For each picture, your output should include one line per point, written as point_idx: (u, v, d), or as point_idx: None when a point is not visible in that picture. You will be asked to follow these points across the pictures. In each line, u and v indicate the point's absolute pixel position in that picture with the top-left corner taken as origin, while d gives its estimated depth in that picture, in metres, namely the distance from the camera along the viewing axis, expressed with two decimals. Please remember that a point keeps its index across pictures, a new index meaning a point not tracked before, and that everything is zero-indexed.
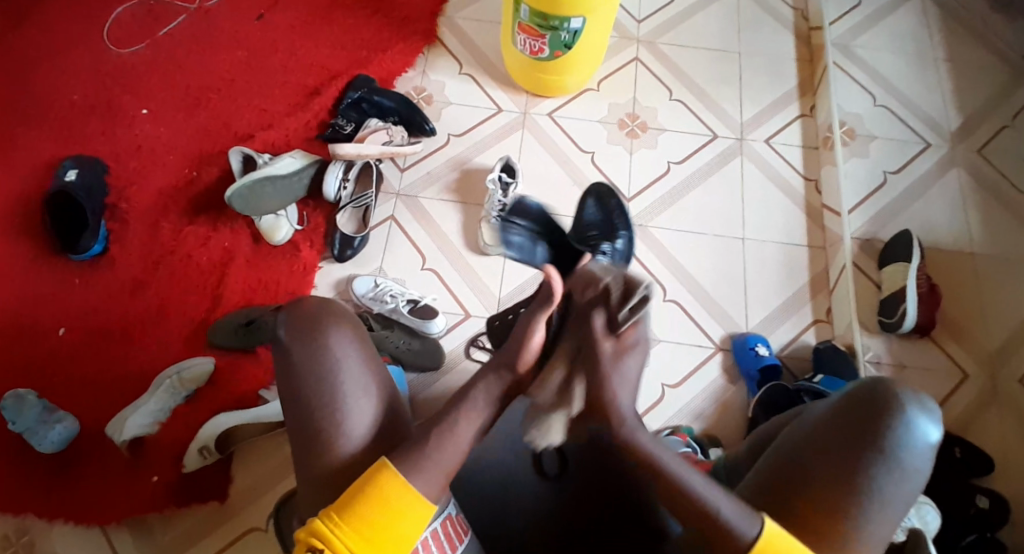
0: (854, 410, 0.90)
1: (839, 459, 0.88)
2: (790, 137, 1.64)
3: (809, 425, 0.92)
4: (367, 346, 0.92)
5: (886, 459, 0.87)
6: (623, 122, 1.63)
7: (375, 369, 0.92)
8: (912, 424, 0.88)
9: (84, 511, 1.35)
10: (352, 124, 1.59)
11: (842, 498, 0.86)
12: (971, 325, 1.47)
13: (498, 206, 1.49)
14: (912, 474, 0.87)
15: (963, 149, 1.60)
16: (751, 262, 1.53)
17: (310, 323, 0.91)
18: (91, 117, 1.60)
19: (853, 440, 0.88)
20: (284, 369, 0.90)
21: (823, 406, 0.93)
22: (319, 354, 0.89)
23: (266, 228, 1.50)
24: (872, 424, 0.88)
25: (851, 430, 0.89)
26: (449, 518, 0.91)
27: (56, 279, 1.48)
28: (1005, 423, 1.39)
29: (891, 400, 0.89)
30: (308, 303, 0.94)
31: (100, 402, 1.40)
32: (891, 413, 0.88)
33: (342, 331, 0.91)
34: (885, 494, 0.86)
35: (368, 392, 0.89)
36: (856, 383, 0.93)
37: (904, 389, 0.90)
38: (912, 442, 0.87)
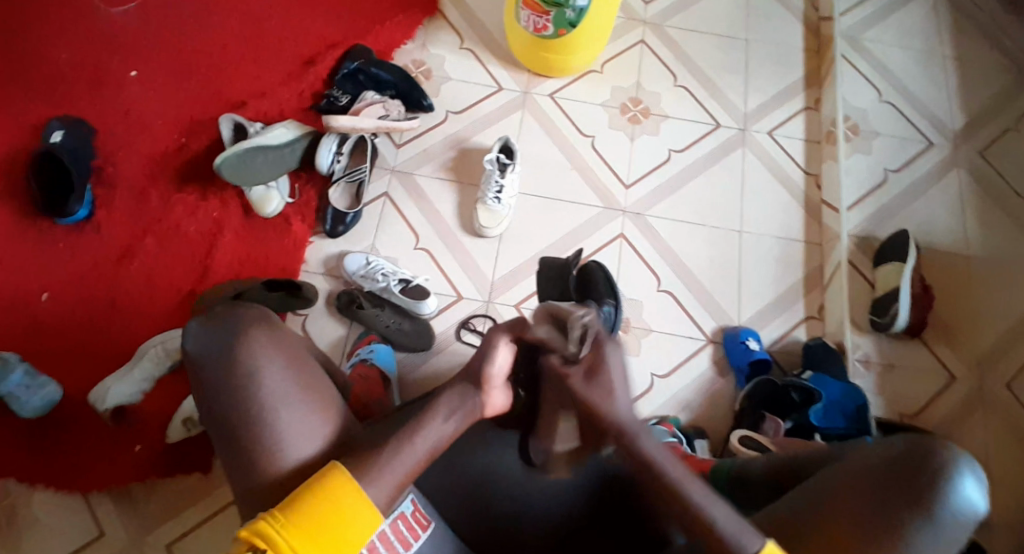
0: (901, 467, 0.87)
1: (878, 514, 0.86)
2: (793, 129, 1.61)
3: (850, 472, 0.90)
4: (289, 352, 0.94)
5: (927, 521, 0.84)
6: (625, 106, 1.60)
7: (297, 375, 0.93)
8: (960, 489, 0.85)
9: (66, 479, 1.34)
10: (348, 95, 1.55)
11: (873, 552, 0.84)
12: (961, 328, 1.47)
13: (495, 188, 1.47)
14: (951, 540, 0.85)
15: (965, 150, 1.59)
16: (747, 256, 1.52)
17: (226, 333, 0.93)
18: (79, 76, 1.55)
19: (892, 496, 0.86)
20: (203, 383, 0.92)
21: (867, 455, 0.91)
22: (233, 366, 0.91)
23: (257, 201, 1.47)
24: (918, 484, 0.85)
25: (895, 485, 0.86)
26: (400, 517, 0.94)
27: (40, 244, 1.45)
28: (990, 426, 1.40)
29: (941, 463, 0.86)
30: (233, 310, 0.95)
31: (83, 370, 1.38)
32: (940, 476, 0.85)
33: (259, 339, 0.93)
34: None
35: (291, 401, 0.91)
36: (908, 438, 0.90)
37: (959, 453, 0.87)
38: (957, 508, 0.85)
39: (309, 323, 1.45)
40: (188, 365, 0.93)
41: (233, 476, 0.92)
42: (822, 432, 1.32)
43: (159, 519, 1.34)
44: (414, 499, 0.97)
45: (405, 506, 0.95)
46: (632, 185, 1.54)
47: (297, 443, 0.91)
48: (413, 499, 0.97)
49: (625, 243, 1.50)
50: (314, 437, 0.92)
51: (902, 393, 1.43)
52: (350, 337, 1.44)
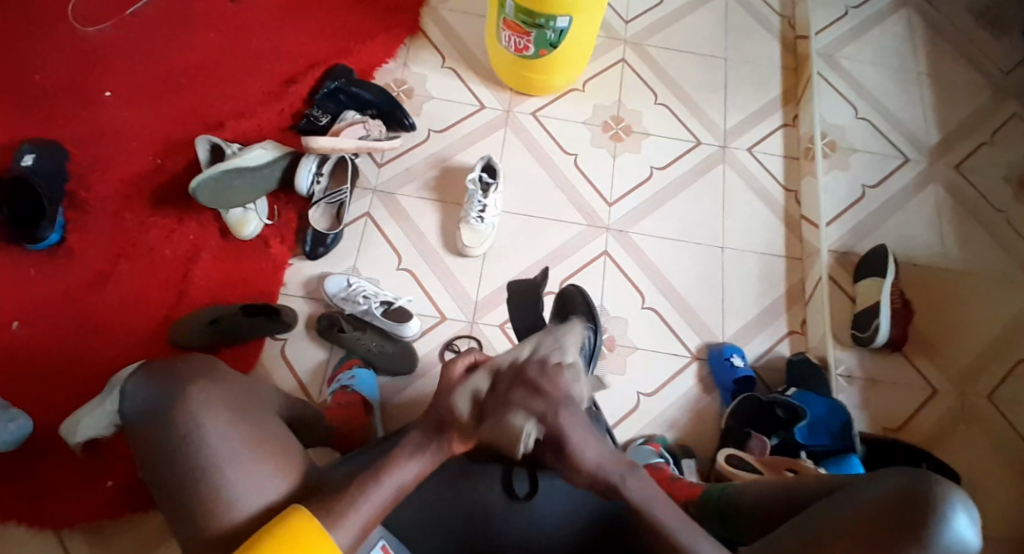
0: (904, 503, 0.91)
1: (878, 548, 0.90)
2: (772, 146, 1.63)
3: (856, 507, 0.94)
4: (235, 405, 0.97)
5: None
6: (607, 124, 1.60)
7: (243, 427, 0.95)
8: (958, 527, 0.90)
9: (36, 515, 1.29)
10: (328, 115, 1.53)
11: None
12: (942, 341, 1.49)
13: (477, 208, 1.46)
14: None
15: (941, 165, 1.62)
16: (730, 272, 1.53)
17: (171, 389, 0.95)
18: (49, 97, 1.52)
19: (892, 530, 0.90)
20: (153, 443, 0.93)
21: (863, 492, 0.95)
22: (180, 421, 0.93)
23: (234, 222, 1.45)
24: (922, 523, 0.90)
25: (897, 519, 0.91)
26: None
27: (10, 271, 1.41)
28: (972, 438, 1.42)
29: (937, 498, 0.91)
30: (184, 364, 0.99)
31: (55, 400, 1.34)
32: (936, 509, 0.90)
33: (205, 391, 0.95)
34: None
35: (241, 454, 0.92)
36: (905, 474, 0.95)
37: (956, 491, 0.92)
38: (956, 542, 0.89)
39: (289, 348, 1.42)
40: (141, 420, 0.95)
41: (218, 510, 0.90)
42: (808, 450, 1.32)
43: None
44: (384, 545, 0.96)
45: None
46: (615, 202, 1.54)
47: (261, 479, 0.92)
48: (384, 545, 0.96)
49: (609, 260, 1.50)
50: (283, 482, 0.93)
51: (885, 406, 1.45)
52: (332, 361, 1.42)
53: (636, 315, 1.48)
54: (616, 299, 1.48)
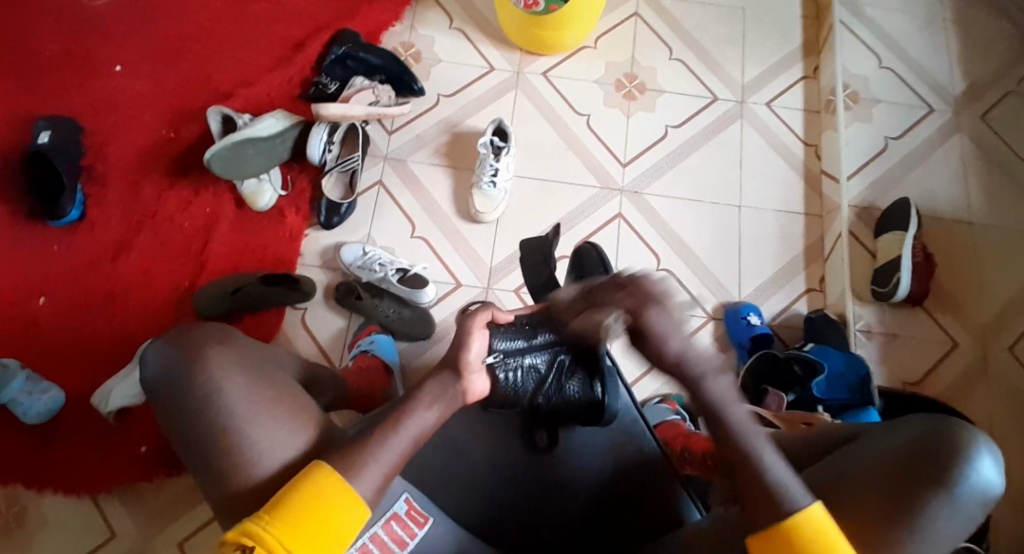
0: (921, 448, 0.88)
1: (896, 493, 0.86)
2: (792, 100, 1.58)
3: (871, 456, 0.90)
4: (251, 366, 0.95)
5: (946, 500, 0.85)
6: (620, 83, 1.57)
7: (263, 387, 0.94)
8: (977, 470, 0.86)
9: (74, 480, 1.35)
10: (337, 81, 1.51)
11: (891, 530, 0.85)
12: (964, 294, 1.47)
13: (490, 171, 1.45)
14: (969, 517, 0.86)
15: (967, 115, 1.57)
16: (747, 232, 1.51)
17: (184, 355, 0.94)
18: (61, 72, 1.52)
19: (912, 475, 0.87)
20: (173, 409, 0.93)
21: (884, 438, 0.91)
22: (197, 386, 0.92)
23: (249, 193, 1.45)
24: (938, 467, 0.86)
25: (917, 463, 0.87)
26: (394, 517, 0.98)
27: (34, 247, 1.44)
28: (993, 391, 1.41)
29: (959, 440, 0.87)
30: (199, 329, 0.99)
31: (86, 372, 1.38)
32: (957, 453, 0.87)
33: (220, 354, 0.94)
34: (936, 533, 0.85)
35: (260, 415, 0.91)
36: (924, 419, 0.91)
37: (976, 432, 0.88)
38: (974, 485, 0.86)
39: (309, 316, 1.44)
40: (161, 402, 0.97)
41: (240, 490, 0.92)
42: (825, 404, 1.32)
43: (170, 515, 1.35)
44: (408, 498, 1.01)
45: (397, 507, 0.99)
46: (629, 162, 1.52)
47: (276, 452, 0.90)
48: (407, 498, 1.00)
49: (623, 223, 1.49)
50: None
51: (905, 361, 1.44)
52: (351, 328, 1.44)
53: None
54: (632, 261, 1.47)
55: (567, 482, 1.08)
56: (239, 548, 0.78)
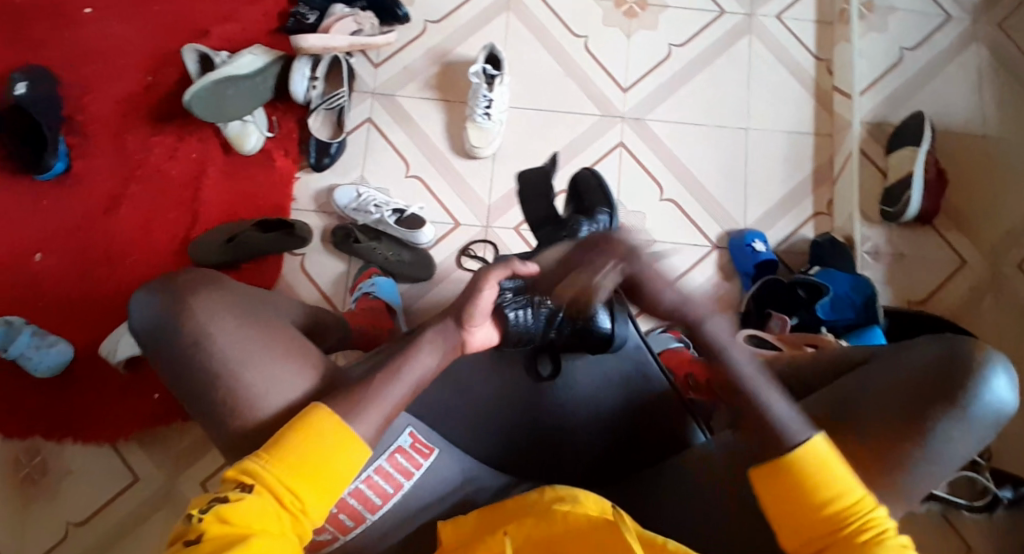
0: (934, 368, 0.85)
1: (911, 412, 0.84)
2: (803, 11, 1.49)
3: (883, 376, 0.88)
4: (247, 315, 0.91)
5: (959, 417, 0.83)
6: (620, 0, 1.47)
7: (261, 331, 0.91)
8: (991, 389, 0.83)
9: (93, 430, 1.40)
10: (316, 12, 1.42)
11: (901, 450, 0.83)
12: (975, 211, 1.44)
13: (483, 103, 1.38)
14: (983, 435, 0.84)
15: (984, 22, 1.48)
16: (754, 155, 1.45)
17: (177, 308, 0.91)
18: (26, 15, 1.44)
19: (926, 393, 0.84)
20: (168, 362, 0.91)
21: (897, 358, 0.89)
22: (191, 345, 0.89)
23: (233, 136, 1.39)
24: (950, 384, 0.84)
25: (932, 382, 0.85)
26: (398, 450, 0.97)
27: (22, 203, 1.41)
28: (1001, 312, 1.39)
29: (974, 357, 0.84)
30: (189, 283, 0.93)
31: (91, 328, 1.38)
32: (974, 370, 0.84)
33: (211, 300, 0.91)
34: (950, 449, 0.84)
35: (259, 359, 0.89)
36: (939, 338, 0.88)
37: (994, 350, 0.85)
38: (987, 403, 0.83)
39: (308, 261, 1.42)
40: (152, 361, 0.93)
41: None
42: (829, 325, 1.33)
43: (188, 459, 1.40)
44: (411, 431, 0.99)
45: (401, 440, 0.97)
46: (630, 87, 1.44)
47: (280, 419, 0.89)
48: (411, 432, 0.98)
49: (624, 151, 1.43)
50: None
51: (913, 282, 1.42)
52: (352, 272, 1.42)
53: (655, 207, 1.43)
54: (634, 193, 1.43)
55: (583, 407, 1.09)
56: (238, 486, 0.77)
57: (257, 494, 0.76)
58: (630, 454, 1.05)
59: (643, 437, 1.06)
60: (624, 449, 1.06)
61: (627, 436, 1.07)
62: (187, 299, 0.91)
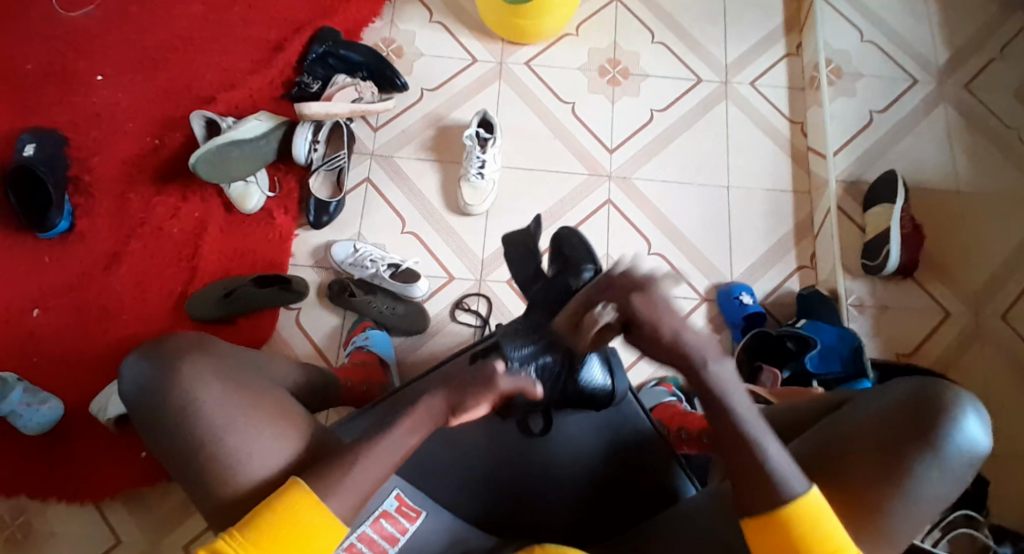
0: (909, 408, 0.88)
1: (887, 457, 0.87)
2: (776, 78, 1.59)
3: (862, 417, 0.90)
4: (232, 381, 0.88)
5: (934, 460, 0.85)
6: (604, 68, 1.57)
7: (246, 397, 0.87)
8: (964, 429, 0.86)
9: (78, 489, 1.36)
10: (319, 81, 1.52)
11: (881, 492, 0.86)
12: (955, 263, 1.48)
13: (477, 163, 1.45)
14: (958, 476, 0.86)
15: (950, 85, 1.57)
16: (736, 211, 1.51)
17: (160, 372, 0.87)
18: (42, 83, 1.52)
19: (901, 437, 0.87)
20: (150, 427, 0.87)
21: (871, 401, 0.91)
22: (177, 407, 0.85)
23: (237, 196, 1.45)
24: (925, 426, 0.86)
25: (904, 426, 0.87)
26: (383, 515, 0.97)
27: (25, 261, 1.44)
28: (985, 359, 1.42)
29: (945, 401, 0.87)
30: (174, 339, 0.90)
31: (83, 383, 1.39)
32: (945, 412, 0.86)
33: (196, 364, 0.87)
34: (927, 493, 0.86)
35: (243, 426, 0.85)
36: (912, 380, 0.90)
37: (964, 392, 0.87)
38: (961, 445, 0.86)
39: (304, 316, 1.44)
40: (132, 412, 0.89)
41: None
42: (819, 379, 1.34)
43: (175, 519, 1.36)
44: (398, 494, 0.99)
45: (387, 505, 0.98)
46: (616, 148, 1.52)
47: (275, 453, 0.86)
48: (397, 495, 0.99)
49: (613, 209, 1.49)
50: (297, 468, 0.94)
51: (899, 333, 1.45)
52: (347, 326, 1.44)
53: (643, 262, 1.47)
54: (623, 247, 1.47)
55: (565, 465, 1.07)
56: None
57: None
58: (619, 510, 1.05)
59: (634, 490, 1.06)
60: (612, 508, 1.05)
61: (622, 490, 1.06)
62: (173, 360, 0.87)
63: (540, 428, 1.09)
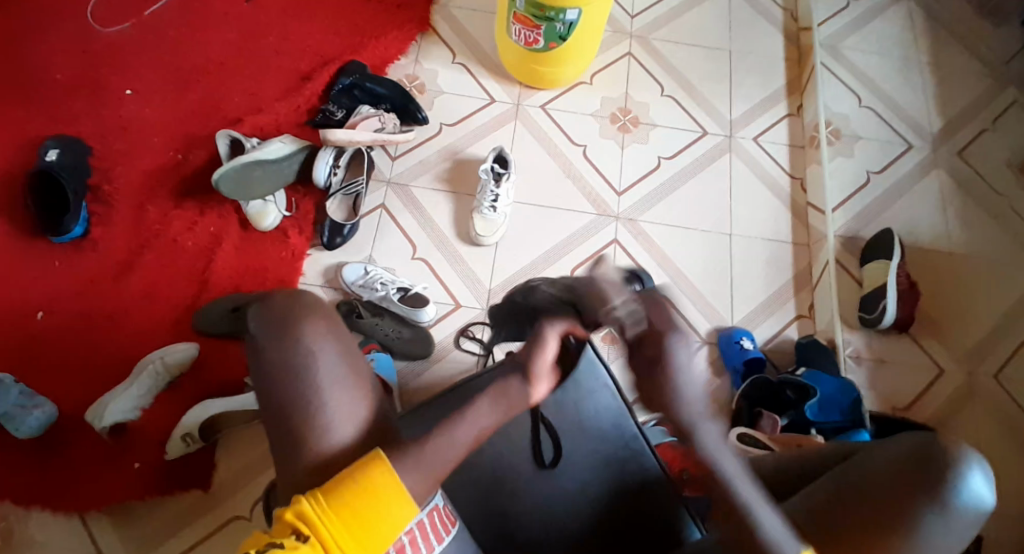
0: (918, 463, 0.90)
1: (897, 510, 0.89)
2: (778, 135, 1.67)
3: (870, 468, 0.93)
4: (340, 340, 0.96)
5: (942, 515, 0.88)
6: (615, 116, 1.65)
7: (349, 360, 0.95)
8: (971, 486, 0.89)
9: (62, 498, 1.32)
10: (343, 110, 1.58)
11: (889, 543, 0.88)
12: (948, 321, 1.51)
13: (490, 197, 1.49)
14: (963, 530, 0.89)
15: (943, 151, 1.66)
16: (738, 259, 1.56)
17: (280, 320, 0.95)
18: (72, 95, 1.57)
19: (910, 490, 0.89)
20: (257, 366, 0.94)
21: (880, 453, 0.94)
22: (291, 351, 0.93)
23: (254, 214, 1.49)
24: (933, 481, 0.89)
25: (914, 480, 0.89)
26: (435, 509, 0.95)
27: (34, 263, 1.45)
28: (979, 416, 1.44)
29: (953, 456, 0.90)
30: (287, 297, 0.97)
31: (81, 387, 1.37)
32: (952, 468, 0.89)
33: (315, 323, 0.95)
34: (934, 545, 0.88)
35: (344, 380, 0.93)
36: (918, 435, 0.93)
37: (970, 450, 0.91)
38: (968, 500, 0.88)
39: None
40: (247, 346, 0.96)
41: None
42: (818, 427, 1.35)
43: (160, 537, 1.32)
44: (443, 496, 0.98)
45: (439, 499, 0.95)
46: (624, 191, 1.58)
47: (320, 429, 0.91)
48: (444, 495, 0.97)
49: (619, 248, 1.53)
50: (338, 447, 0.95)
51: (894, 388, 1.46)
52: None
53: None
54: None
55: (572, 504, 1.07)
56: (293, 531, 0.81)
57: (310, 547, 0.80)
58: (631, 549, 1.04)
59: (637, 521, 1.06)
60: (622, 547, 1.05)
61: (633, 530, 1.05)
62: (296, 315, 0.95)
63: (551, 457, 1.09)
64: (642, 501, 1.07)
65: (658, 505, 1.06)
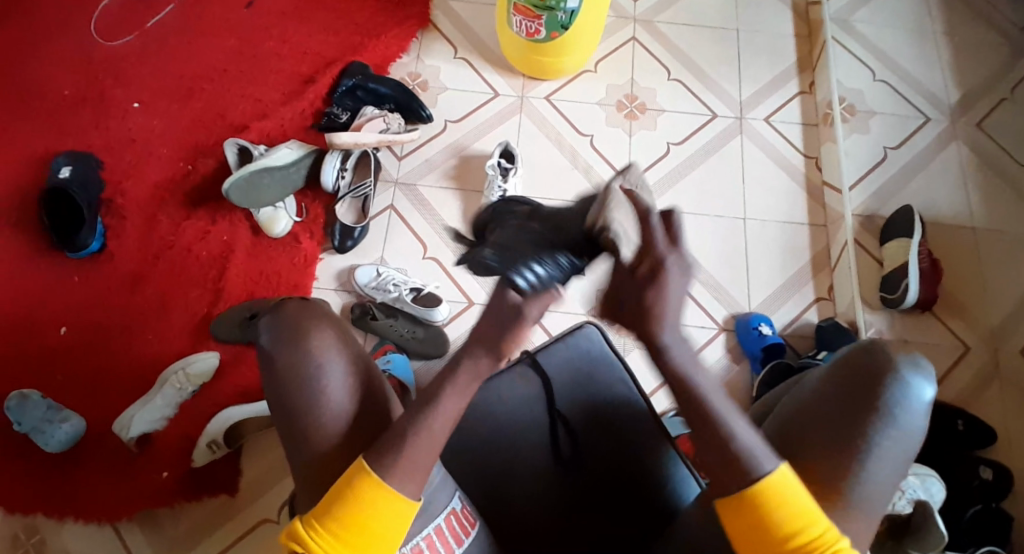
0: (852, 373, 0.87)
1: (837, 426, 0.85)
2: (790, 114, 1.64)
3: (809, 392, 0.90)
4: (350, 348, 0.92)
5: (882, 424, 0.83)
6: (622, 103, 1.62)
7: (361, 371, 0.91)
8: (908, 385, 0.84)
9: (93, 508, 1.34)
10: (347, 112, 1.59)
11: (844, 462, 0.83)
12: (972, 298, 1.47)
13: (498, 193, 1.49)
14: (910, 435, 0.84)
15: (961, 123, 1.61)
16: (753, 242, 1.53)
17: (291, 329, 0.90)
18: (80, 110, 1.59)
19: (849, 405, 0.85)
20: (268, 376, 0.90)
21: (817, 376, 0.91)
22: (302, 361, 0.88)
23: (265, 220, 1.49)
24: (867, 386, 0.85)
25: (851, 395, 0.85)
26: (452, 513, 0.91)
27: (52, 280, 1.47)
28: (1006, 394, 1.41)
29: (884, 362, 0.86)
30: (292, 306, 0.93)
31: (105, 398, 1.40)
32: (885, 374, 0.85)
33: (324, 334, 0.90)
34: (883, 456, 0.83)
35: (353, 393, 0.89)
36: (852, 347, 0.90)
37: (902, 354, 0.86)
38: (907, 404, 0.84)
39: None
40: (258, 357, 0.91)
41: None
42: None
43: (189, 542, 1.34)
44: (461, 497, 0.94)
45: (455, 502, 0.92)
46: None
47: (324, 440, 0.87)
48: (461, 496, 0.94)
49: None
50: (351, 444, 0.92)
51: None
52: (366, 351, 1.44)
53: None
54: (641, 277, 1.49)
55: (558, 473, 1.03)
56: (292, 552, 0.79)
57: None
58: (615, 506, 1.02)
59: (627, 482, 1.03)
60: (607, 503, 1.02)
61: (617, 490, 1.02)
62: (303, 325, 0.91)
63: (567, 448, 1.04)
64: (634, 469, 1.03)
65: (647, 470, 1.03)
